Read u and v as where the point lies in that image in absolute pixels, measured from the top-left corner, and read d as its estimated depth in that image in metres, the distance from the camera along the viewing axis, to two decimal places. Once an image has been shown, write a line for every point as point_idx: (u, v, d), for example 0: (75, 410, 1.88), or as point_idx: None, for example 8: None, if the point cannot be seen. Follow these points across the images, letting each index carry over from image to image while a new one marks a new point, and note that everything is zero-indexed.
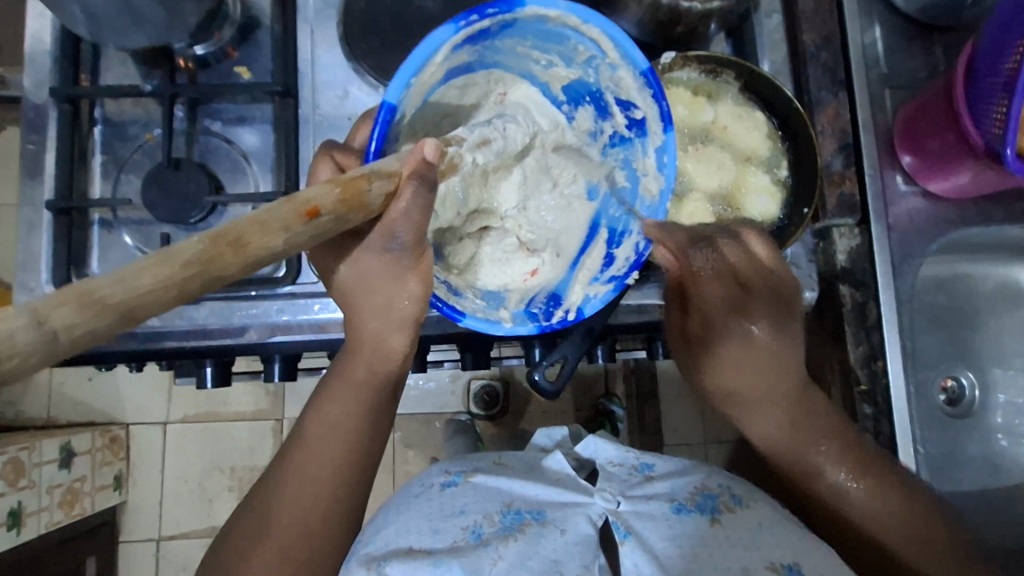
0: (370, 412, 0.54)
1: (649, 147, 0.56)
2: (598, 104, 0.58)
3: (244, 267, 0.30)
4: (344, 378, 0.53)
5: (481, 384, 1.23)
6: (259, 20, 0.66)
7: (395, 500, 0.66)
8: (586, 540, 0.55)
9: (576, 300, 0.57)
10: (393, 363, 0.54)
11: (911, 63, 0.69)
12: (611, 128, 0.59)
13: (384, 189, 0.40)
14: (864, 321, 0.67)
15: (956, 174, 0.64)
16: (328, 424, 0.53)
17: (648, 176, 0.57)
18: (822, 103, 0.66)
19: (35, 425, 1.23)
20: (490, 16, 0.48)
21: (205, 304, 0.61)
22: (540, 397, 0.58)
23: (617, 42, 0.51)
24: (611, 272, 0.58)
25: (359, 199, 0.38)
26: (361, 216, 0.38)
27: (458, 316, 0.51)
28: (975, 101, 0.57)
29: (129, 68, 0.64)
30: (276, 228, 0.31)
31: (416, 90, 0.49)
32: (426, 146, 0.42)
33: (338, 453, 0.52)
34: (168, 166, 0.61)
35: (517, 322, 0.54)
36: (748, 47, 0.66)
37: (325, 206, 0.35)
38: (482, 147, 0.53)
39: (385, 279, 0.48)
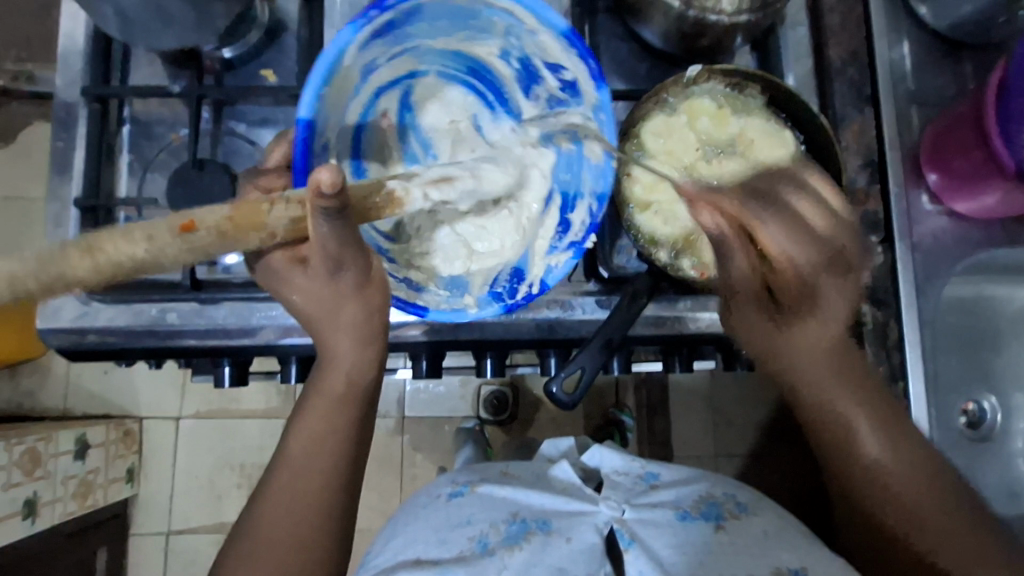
0: (357, 424, 0.54)
1: (584, 106, 0.59)
2: (529, 70, 0.62)
3: (96, 269, 0.38)
4: (323, 393, 0.53)
5: (491, 390, 1.23)
6: (285, 24, 0.67)
7: (402, 511, 0.66)
8: (590, 549, 0.54)
9: (538, 273, 0.59)
10: (372, 373, 0.54)
11: (938, 79, 0.68)
12: (546, 91, 0.62)
13: (290, 214, 0.44)
14: (884, 340, 0.65)
15: (983, 194, 0.62)
16: (314, 439, 0.53)
17: (589, 137, 0.59)
18: (846, 118, 0.65)
19: (51, 416, 1.25)
20: (392, 10, 0.54)
21: (225, 303, 0.62)
22: (558, 407, 0.58)
23: (530, 10, 0.55)
24: (569, 238, 0.61)
25: (253, 219, 0.43)
26: (257, 237, 0.43)
27: (423, 310, 0.55)
28: (1007, 120, 0.56)
29: (157, 68, 0.66)
30: (139, 238, 0.39)
31: (329, 92, 0.54)
32: (322, 172, 0.39)
33: (330, 462, 0.53)
34: (193, 166, 0.62)
35: (484, 306, 0.56)
36: (772, 60, 0.66)
37: (205, 221, 0.41)
38: (443, 183, 0.56)
39: (338, 299, 0.51)
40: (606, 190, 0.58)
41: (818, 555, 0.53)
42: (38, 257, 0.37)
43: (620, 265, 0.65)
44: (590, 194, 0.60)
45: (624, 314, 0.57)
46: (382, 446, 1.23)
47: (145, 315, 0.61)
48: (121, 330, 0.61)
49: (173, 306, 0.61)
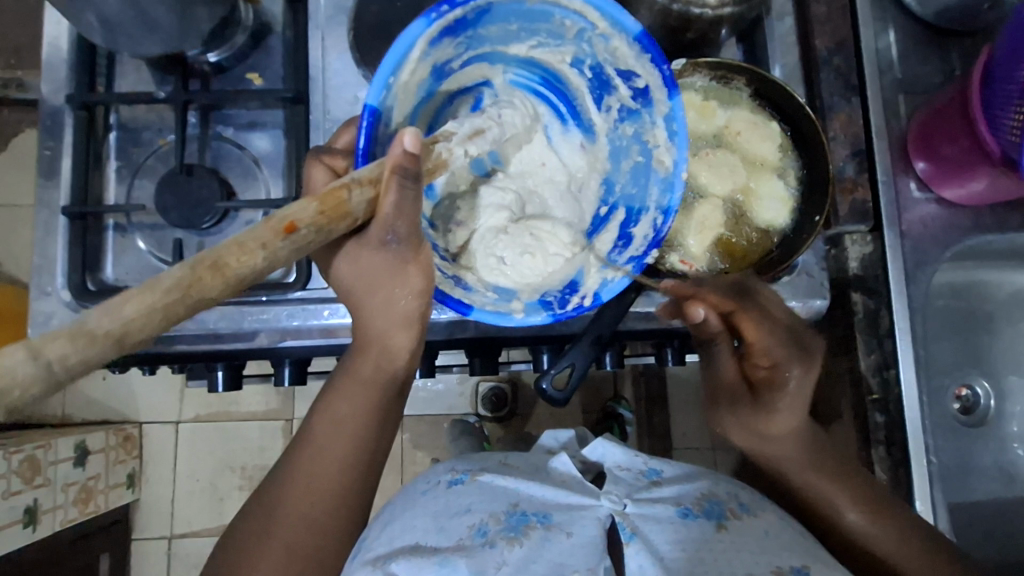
0: (376, 412, 0.54)
1: (657, 117, 0.56)
2: (601, 79, 0.59)
3: (227, 288, 0.31)
4: (351, 376, 0.53)
5: (489, 386, 1.23)
6: (271, 26, 0.67)
7: (400, 495, 0.65)
8: (590, 542, 0.54)
9: (593, 285, 0.56)
10: (399, 361, 0.54)
11: (925, 66, 0.68)
12: (617, 100, 0.59)
13: (366, 196, 0.40)
14: (875, 328, 0.66)
15: (972, 180, 0.62)
16: (335, 422, 0.53)
17: (660, 147, 0.57)
18: (835, 108, 0.65)
19: (51, 423, 1.25)
20: (462, 5, 0.50)
21: (215, 308, 0.61)
22: (551, 404, 0.58)
23: (601, 9, 0.52)
24: (629, 252, 0.57)
25: (341, 209, 0.38)
26: (345, 225, 0.39)
27: (466, 309, 0.52)
28: (991, 109, 0.56)
29: (144, 74, 0.65)
30: (254, 247, 0.32)
31: (399, 87, 0.51)
32: (405, 137, 0.40)
33: (350, 447, 0.53)
34: (181, 172, 0.62)
35: (530, 312, 0.54)
36: (759, 51, 0.65)
37: (304, 220, 0.36)
38: (477, 138, 0.56)
39: (387, 277, 0.47)
40: (673, 202, 0.56)
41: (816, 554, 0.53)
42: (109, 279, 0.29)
43: None
44: (657, 208, 0.57)
45: (617, 308, 0.57)
46: None
47: None
48: None
49: None
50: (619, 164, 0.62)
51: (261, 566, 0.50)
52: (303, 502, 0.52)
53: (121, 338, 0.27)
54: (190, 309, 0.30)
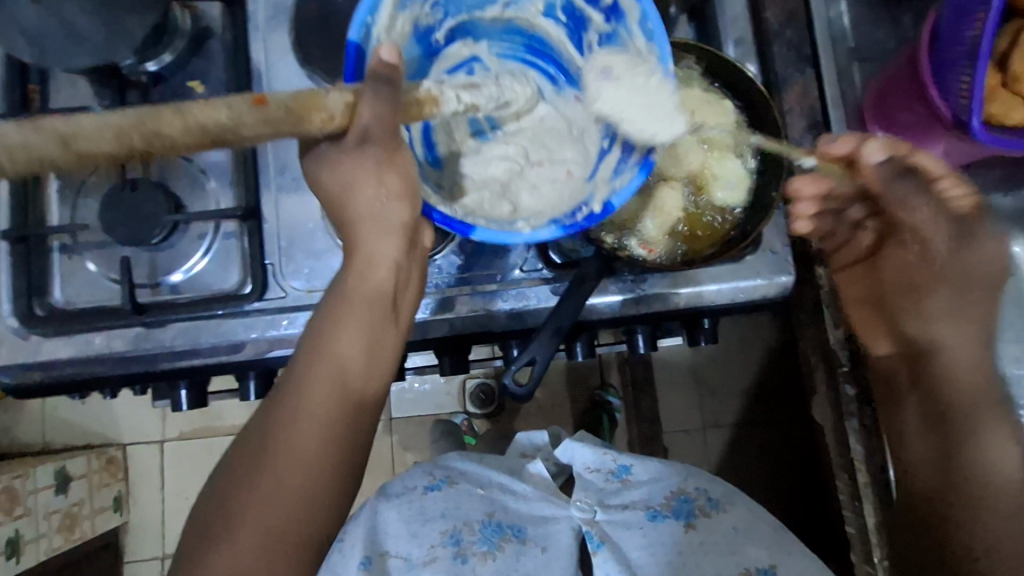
0: (376, 332, 0.49)
1: (632, 28, 0.52)
2: (575, 17, 0.58)
3: (185, 132, 0.33)
4: (354, 294, 0.49)
5: (476, 383, 1.21)
6: (210, 31, 0.65)
7: (378, 491, 0.63)
8: (564, 554, 0.57)
9: (603, 197, 0.52)
10: (384, 275, 0.50)
11: (879, 33, 0.67)
12: (594, 32, 0.57)
13: (343, 100, 0.41)
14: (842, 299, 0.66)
15: (927, 147, 0.62)
16: (338, 344, 0.48)
17: (639, 58, 0.53)
18: (788, 80, 0.65)
19: (32, 451, 1.23)
20: None
21: (171, 325, 0.60)
22: (514, 399, 0.57)
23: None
24: (636, 159, 0.54)
25: (314, 101, 0.39)
26: (319, 119, 0.40)
27: (468, 229, 0.48)
28: (941, 71, 0.55)
29: (80, 89, 0.63)
30: (218, 104, 0.34)
31: (380, 29, 0.50)
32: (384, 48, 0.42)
33: (337, 372, 0.48)
34: (124, 187, 0.60)
35: (537, 227, 0.50)
36: (710, 28, 0.64)
37: (275, 96, 0.37)
38: (470, 89, 0.53)
39: (363, 179, 0.47)
40: (668, 99, 0.52)
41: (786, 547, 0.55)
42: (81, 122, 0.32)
43: (572, 248, 0.62)
44: (654, 115, 0.54)
45: (577, 296, 0.56)
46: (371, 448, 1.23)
47: (87, 345, 0.59)
48: (67, 362, 0.59)
49: (118, 332, 0.59)
50: None
51: (247, 500, 0.45)
52: (291, 439, 0.46)
53: (72, 137, 0.31)
54: (145, 143, 0.32)
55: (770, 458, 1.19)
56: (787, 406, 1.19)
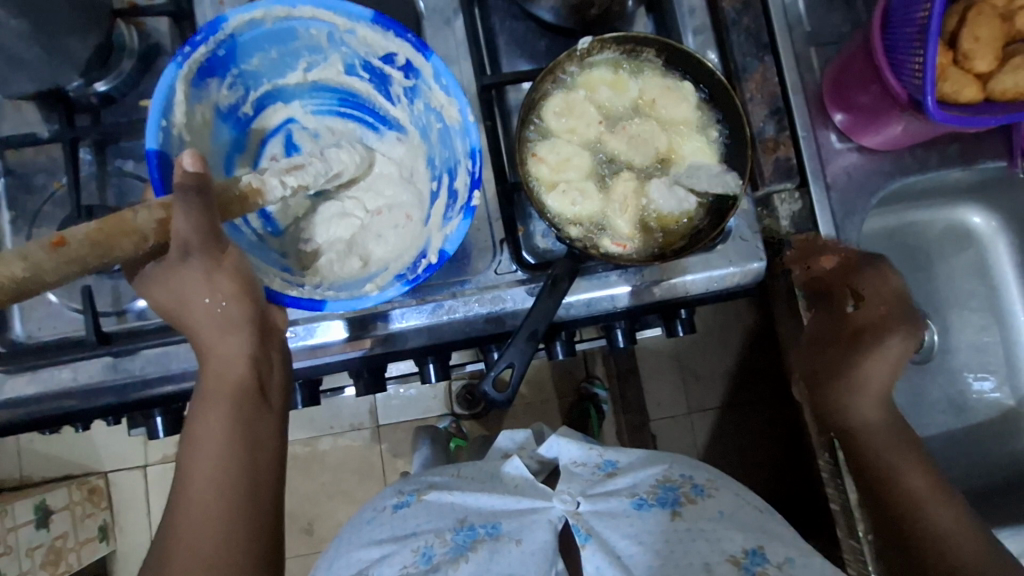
0: (241, 425, 0.46)
1: (429, 81, 0.56)
2: (376, 73, 0.60)
3: None
4: (207, 397, 0.46)
5: (462, 385, 1.21)
6: (159, 47, 0.63)
7: (349, 525, 0.65)
8: (542, 548, 0.55)
9: (438, 244, 0.55)
10: (241, 370, 0.47)
11: (833, 16, 0.68)
12: (398, 87, 0.59)
13: (154, 216, 0.44)
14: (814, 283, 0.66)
15: (888, 127, 0.62)
16: (205, 449, 0.45)
17: (444, 106, 0.56)
18: (748, 69, 0.65)
19: (9, 487, 1.20)
20: (204, 43, 0.52)
21: (140, 353, 0.58)
22: (495, 404, 0.58)
23: (331, 8, 0.54)
24: (458, 203, 0.56)
25: (122, 228, 0.43)
26: (131, 243, 0.43)
27: (320, 304, 0.52)
28: (894, 53, 0.56)
29: (26, 114, 0.61)
30: (13, 258, 0.39)
31: (178, 127, 0.52)
32: (185, 159, 0.44)
33: (214, 475, 0.45)
34: (80, 215, 0.58)
35: (385, 287, 0.54)
36: (668, 19, 0.64)
37: (74, 236, 0.41)
38: (295, 170, 0.55)
39: (188, 284, 0.45)
40: (475, 142, 0.54)
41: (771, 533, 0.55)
42: None
43: (545, 249, 0.63)
44: (464, 154, 0.56)
45: (549, 298, 0.56)
46: (360, 458, 1.22)
47: (54, 380, 0.57)
48: (32, 399, 0.57)
49: (85, 364, 0.58)
50: (428, 139, 0.61)
51: None
52: (182, 560, 0.43)
53: None
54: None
55: (754, 440, 1.21)
56: (767, 387, 1.22)
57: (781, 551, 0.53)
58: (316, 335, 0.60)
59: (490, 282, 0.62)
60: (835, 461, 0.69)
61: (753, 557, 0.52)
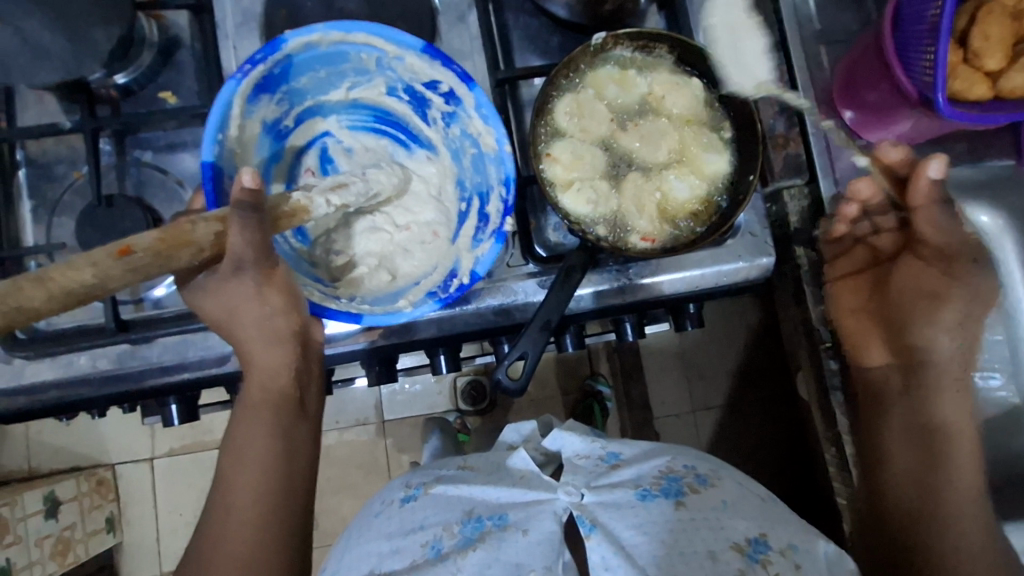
0: (279, 430, 0.54)
1: (469, 111, 0.57)
2: (417, 96, 0.61)
3: (53, 297, 0.40)
4: (247, 403, 0.55)
5: (467, 380, 1.22)
6: (178, 40, 0.64)
7: (358, 520, 0.65)
8: (550, 537, 0.52)
9: (469, 266, 0.56)
10: (285, 379, 0.55)
11: (842, 15, 0.68)
12: (437, 111, 0.61)
13: (212, 229, 0.46)
14: (820, 277, 0.70)
15: (897, 124, 0.63)
16: (246, 449, 0.53)
17: (481, 135, 0.58)
18: (759, 65, 0.66)
19: (18, 477, 1.21)
20: (262, 61, 0.53)
21: (157, 340, 0.59)
22: (508, 394, 0.58)
23: (383, 36, 0.54)
24: (489, 228, 0.57)
25: (181, 238, 0.44)
26: (188, 254, 0.45)
27: (356, 317, 0.53)
28: (905, 50, 0.57)
29: (47, 105, 0.62)
30: (85, 263, 0.41)
31: (231, 141, 0.54)
32: (245, 175, 0.46)
33: (255, 472, 0.53)
34: (100, 204, 0.59)
35: (417, 303, 0.56)
36: (679, 15, 0.65)
37: (140, 244, 0.42)
38: (339, 188, 0.56)
39: (241, 304, 0.51)
40: (510, 172, 0.56)
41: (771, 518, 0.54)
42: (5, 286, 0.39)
43: (557, 242, 0.64)
44: (497, 182, 0.57)
45: (561, 290, 0.57)
46: (365, 452, 1.23)
47: (72, 366, 0.58)
48: (50, 385, 0.58)
49: (103, 351, 0.58)
50: (462, 163, 0.62)
51: None
52: (225, 542, 0.52)
53: None
54: (21, 313, 0.40)
55: (756, 439, 1.21)
56: (771, 386, 1.22)
57: (783, 535, 0.52)
58: (328, 324, 0.61)
59: (501, 274, 0.63)
60: (844, 455, 0.71)
61: (756, 545, 0.50)
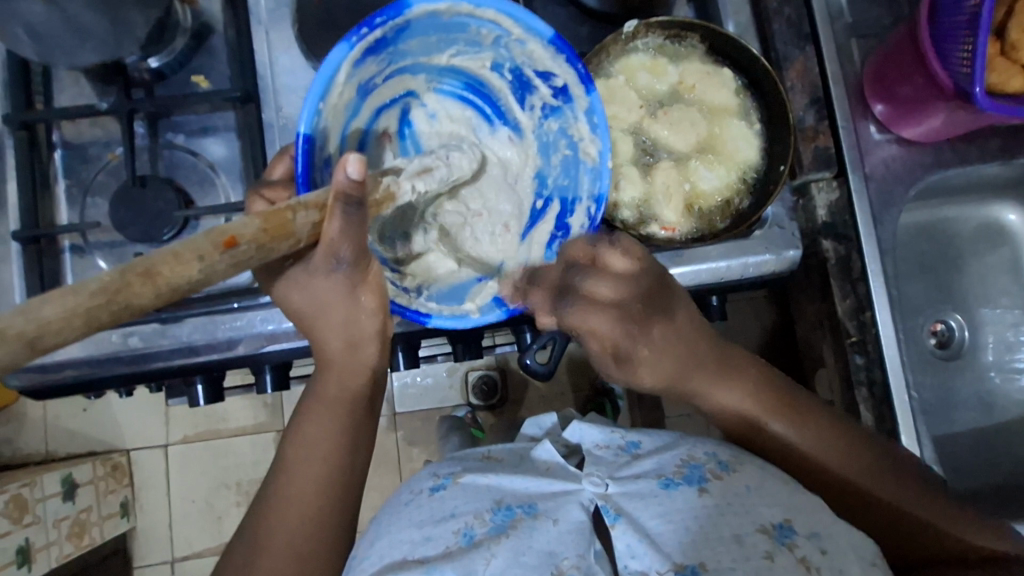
0: (348, 431, 0.53)
1: (578, 112, 0.58)
2: (521, 80, 0.60)
3: (160, 297, 0.30)
4: (318, 398, 0.52)
5: (480, 374, 1.22)
6: (212, 25, 0.65)
7: (384, 509, 0.61)
8: (579, 527, 0.50)
9: (540, 278, 0.59)
10: (363, 380, 0.53)
11: (874, 9, 0.68)
12: (539, 99, 0.61)
13: (311, 219, 0.40)
14: (848, 273, 0.68)
15: (928, 118, 0.63)
16: (311, 445, 0.51)
17: (584, 139, 0.59)
18: (789, 57, 0.66)
19: (35, 460, 1.22)
20: (381, 25, 0.51)
21: (187, 320, 0.60)
22: (535, 379, 0.59)
23: (515, 17, 0.53)
24: (568, 241, 0.60)
25: (283, 228, 0.37)
26: (289, 245, 0.38)
27: (426, 318, 0.54)
28: (942, 42, 0.56)
29: (83, 88, 0.63)
30: (191, 257, 0.31)
31: (329, 110, 0.52)
32: (349, 163, 0.39)
33: (321, 472, 0.51)
34: (134, 184, 0.60)
35: (485, 309, 0.57)
36: (711, 7, 0.65)
37: (246, 235, 0.34)
38: (424, 175, 0.54)
39: (336, 299, 0.47)
40: (604, 190, 0.58)
41: (807, 505, 0.50)
42: (100, 289, 0.28)
43: None
44: (589, 195, 0.60)
45: None
46: (376, 444, 1.24)
47: (103, 344, 0.59)
48: (81, 362, 0.59)
49: (134, 330, 0.59)
50: (549, 156, 0.63)
51: None
52: (276, 543, 0.49)
53: (37, 337, 0.26)
54: (115, 317, 0.28)
55: None
56: None
57: (811, 523, 0.48)
58: None
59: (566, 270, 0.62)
60: None
61: (780, 532, 0.47)
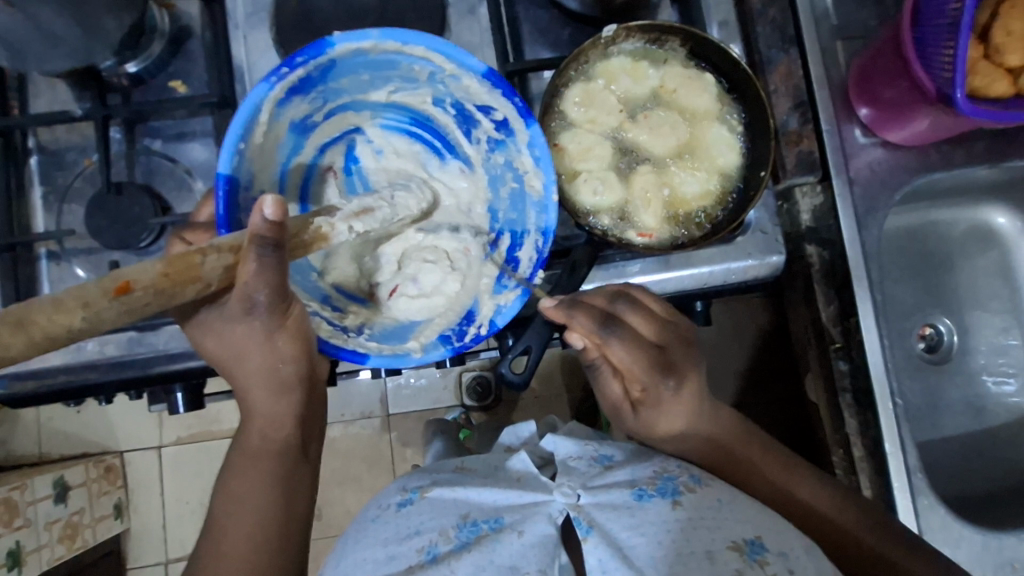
0: (278, 480, 0.52)
1: (520, 145, 0.57)
2: (463, 114, 0.60)
3: (32, 344, 0.32)
4: (241, 450, 0.52)
5: (473, 376, 1.21)
6: (189, 30, 0.64)
7: (351, 527, 0.60)
8: (543, 541, 0.50)
9: (487, 314, 0.58)
10: (288, 428, 0.53)
11: (861, 10, 0.67)
12: (483, 133, 0.60)
13: (223, 263, 0.40)
14: (833, 278, 0.67)
15: (913, 121, 0.62)
16: (237, 499, 0.51)
17: (527, 172, 0.57)
18: (772, 61, 0.65)
19: (28, 462, 1.22)
20: (302, 65, 0.52)
21: (164, 328, 0.59)
22: (510, 389, 0.58)
23: (443, 53, 0.53)
24: (517, 275, 0.58)
25: (189, 274, 0.38)
26: (194, 291, 0.38)
27: (362, 358, 0.54)
28: (924, 46, 0.56)
29: (60, 93, 0.62)
30: (73, 305, 0.33)
31: (252, 150, 0.52)
32: (265, 206, 0.39)
33: (251, 526, 0.50)
34: (109, 191, 0.59)
35: (428, 348, 0.56)
36: (694, 9, 0.64)
37: (141, 281, 0.35)
38: (364, 215, 0.54)
39: (251, 345, 0.47)
40: (549, 223, 0.55)
41: (774, 525, 0.50)
42: None
43: (565, 236, 0.62)
44: (534, 228, 0.57)
45: (566, 285, 0.57)
46: (369, 446, 1.24)
47: (80, 352, 0.59)
48: (58, 370, 0.59)
49: (110, 338, 0.59)
50: (498, 191, 0.62)
51: None
52: None
53: None
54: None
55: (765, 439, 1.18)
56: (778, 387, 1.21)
57: (781, 541, 0.48)
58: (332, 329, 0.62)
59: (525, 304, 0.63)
60: (851, 456, 0.70)
61: (752, 547, 0.47)
